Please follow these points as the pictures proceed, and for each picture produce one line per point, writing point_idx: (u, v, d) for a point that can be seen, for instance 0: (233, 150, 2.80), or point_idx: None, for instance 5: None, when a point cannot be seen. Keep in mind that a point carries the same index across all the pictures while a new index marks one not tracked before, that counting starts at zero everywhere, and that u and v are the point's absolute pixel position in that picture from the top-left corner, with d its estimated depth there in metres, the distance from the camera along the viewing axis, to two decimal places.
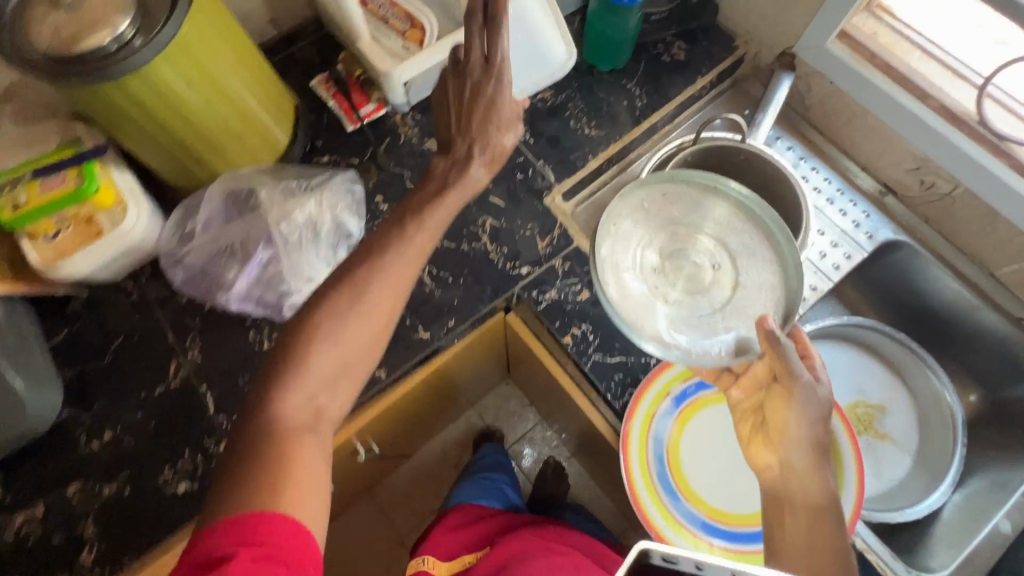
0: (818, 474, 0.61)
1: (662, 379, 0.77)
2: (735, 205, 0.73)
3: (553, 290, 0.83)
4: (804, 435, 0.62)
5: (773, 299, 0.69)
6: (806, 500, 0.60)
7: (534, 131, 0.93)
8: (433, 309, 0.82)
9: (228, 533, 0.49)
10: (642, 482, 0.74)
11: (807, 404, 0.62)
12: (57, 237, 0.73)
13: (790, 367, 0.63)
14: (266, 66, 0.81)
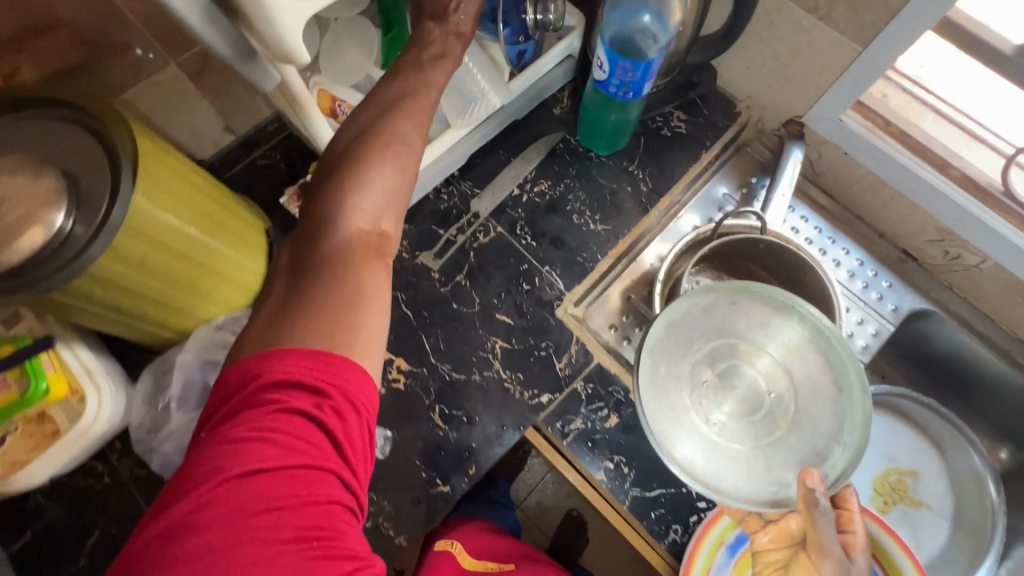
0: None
1: (714, 533, 0.70)
2: (809, 333, 0.68)
3: (578, 419, 0.76)
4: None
5: (826, 452, 0.64)
6: None
7: (536, 233, 0.85)
8: (449, 456, 0.74)
9: (302, 364, 0.46)
10: None
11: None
12: (5, 443, 0.64)
13: (823, 542, 0.58)
14: (230, 205, 0.71)
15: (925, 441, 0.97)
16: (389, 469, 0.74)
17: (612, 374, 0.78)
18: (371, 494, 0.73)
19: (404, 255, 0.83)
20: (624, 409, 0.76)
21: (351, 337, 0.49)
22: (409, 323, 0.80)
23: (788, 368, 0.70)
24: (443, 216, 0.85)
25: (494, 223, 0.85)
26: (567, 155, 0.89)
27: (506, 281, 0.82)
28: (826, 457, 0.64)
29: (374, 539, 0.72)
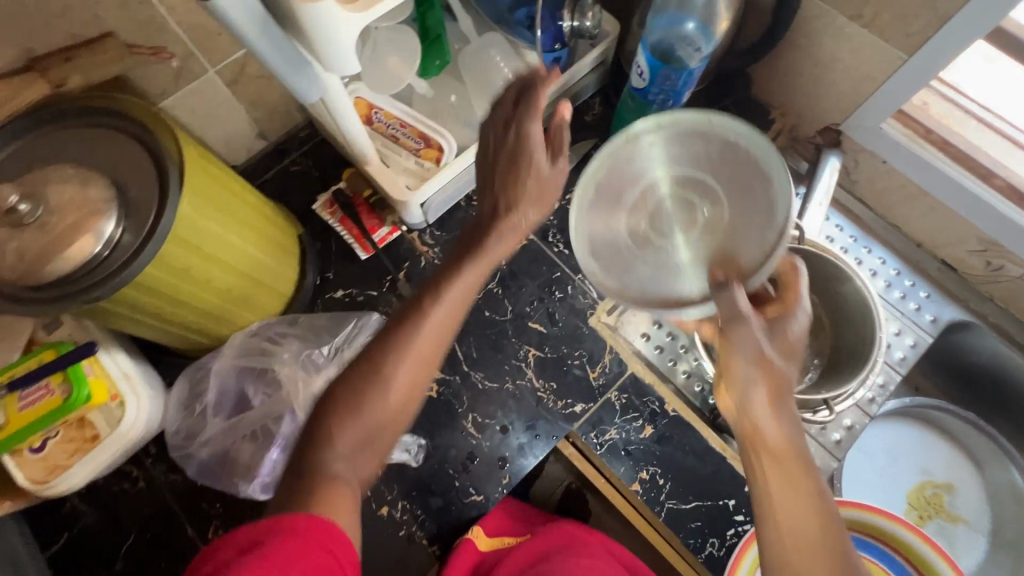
0: (799, 485, 0.44)
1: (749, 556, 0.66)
2: (704, 130, 0.56)
3: (612, 430, 0.75)
4: (760, 421, 0.46)
5: (762, 231, 0.50)
6: (772, 447, 0.45)
7: (568, 240, 0.84)
8: (483, 465, 0.74)
9: (271, 529, 0.42)
10: None
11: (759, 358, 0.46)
12: (45, 448, 0.64)
13: (738, 313, 0.45)
14: (265, 211, 0.71)
15: (961, 455, 0.95)
16: (423, 477, 0.73)
17: (646, 385, 0.77)
18: (404, 501, 0.73)
19: (436, 262, 0.83)
20: (659, 419, 0.75)
21: (329, 498, 0.45)
22: None
23: (709, 175, 0.55)
24: None
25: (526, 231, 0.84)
26: None
27: (538, 289, 0.82)
28: (754, 244, 0.50)
29: (408, 547, 0.72)
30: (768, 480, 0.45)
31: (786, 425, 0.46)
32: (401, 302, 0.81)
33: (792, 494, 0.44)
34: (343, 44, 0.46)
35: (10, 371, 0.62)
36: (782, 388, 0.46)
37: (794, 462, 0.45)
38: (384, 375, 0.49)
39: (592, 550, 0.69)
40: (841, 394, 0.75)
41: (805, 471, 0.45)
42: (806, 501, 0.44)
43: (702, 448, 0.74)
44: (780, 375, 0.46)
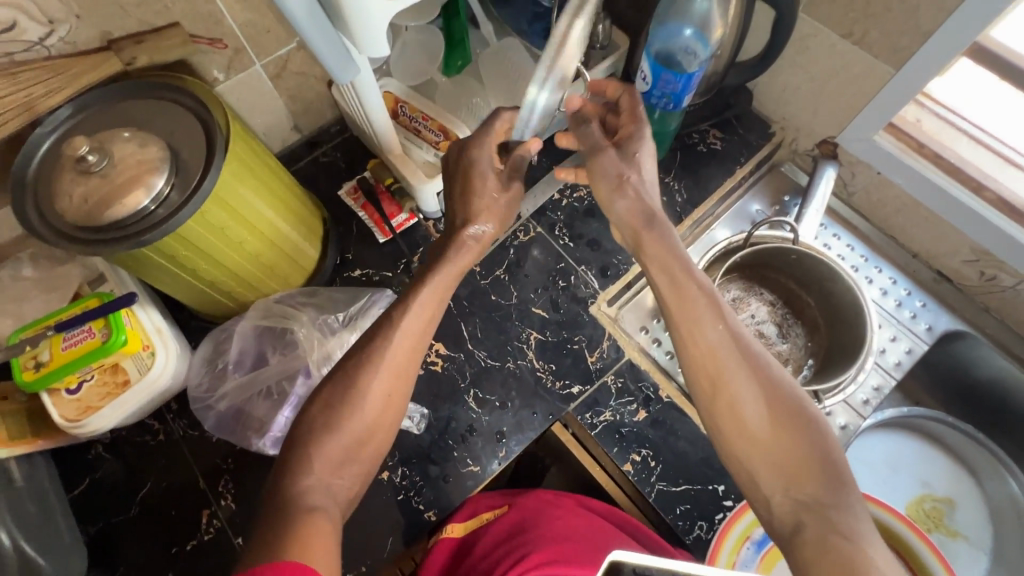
0: (685, 284, 0.58)
1: (736, 531, 0.70)
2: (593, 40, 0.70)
3: (607, 411, 0.78)
4: (652, 242, 0.61)
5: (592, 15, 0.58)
6: (659, 256, 0.60)
7: (573, 234, 0.89)
8: (482, 438, 0.77)
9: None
10: None
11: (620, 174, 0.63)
12: (80, 390, 0.69)
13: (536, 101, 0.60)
14: (296, 189, 0.77)
15: (961, 469, 0.94)
16: (424, 445, 0.77)
17: (643, 370, 0.80)
18: (403, 468, 0.76)
19: None
20: (653, 404, 0.78)
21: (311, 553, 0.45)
22: (449, 310, 0.84)
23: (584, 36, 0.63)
24: None
25: (534, 224, 0.90)
26: None
27: (543, 277, 0.86)
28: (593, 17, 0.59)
29: (405, 512, 0.74)
30: (665, 288, 0.59)
31: (668, 241, 0.60)
32: None
33: (685, 297, 0.58)
34: (375, 25, 0.53)
35: (57, 316, 0.68)
36: (643, 204, 0.62)
37: (674, 262, 0.60)
38: (359, 390, 0.56)
39: (566, 511, 0.73)
40: (837, 384, 0.79)
41: (682, 266, 0.59)
42: (695, 295, 0.57)
43: (693, 433, 0.77)
44: (648, 202, 0.62)
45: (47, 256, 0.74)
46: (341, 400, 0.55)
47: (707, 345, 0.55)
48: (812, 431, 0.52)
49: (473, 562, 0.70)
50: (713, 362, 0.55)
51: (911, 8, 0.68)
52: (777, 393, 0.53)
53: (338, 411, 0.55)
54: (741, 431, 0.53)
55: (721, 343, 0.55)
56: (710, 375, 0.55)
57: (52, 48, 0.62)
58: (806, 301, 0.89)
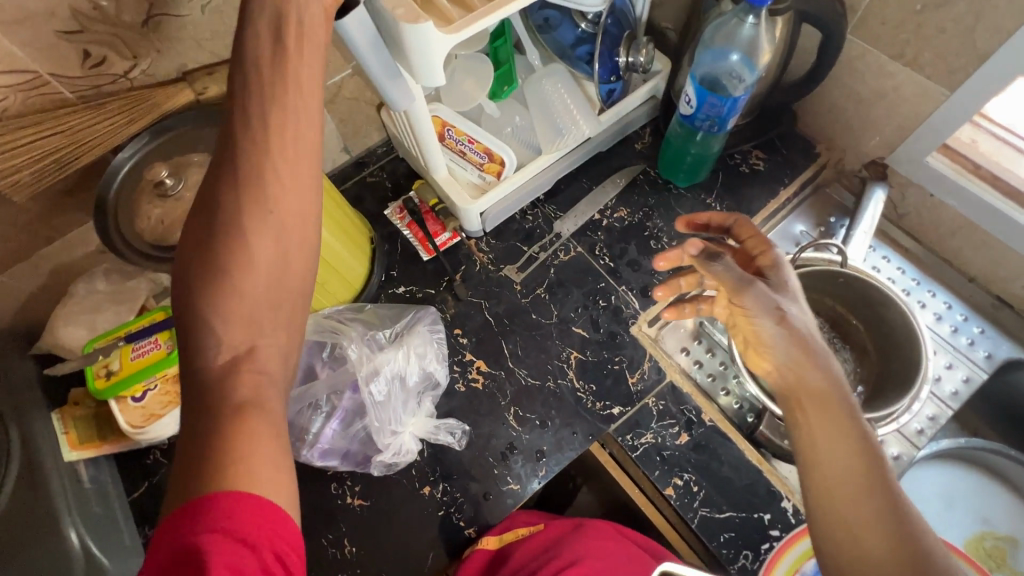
0: (839, 423, 0.49)
1: (782, 565, 0.71)
2: None
3: (649, 434, 0.78)
4: (800, 371, 0.52)
5: None
6: (813, 388, 0.51)
7: (613, 254, 0.91)
8: (522, 456, 0.78)
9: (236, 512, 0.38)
10: None
11: (770, 313, 0.55)
12: (144, 398, 0.72)
13: None
14: (347, 210, 0.81)
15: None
16: (464, 461, 0.78)
17: (684, 393, 0.80)
18: (445, 484, 0.77)
19: (489, 267, 0.91)
20: (695, 428, 0.78)
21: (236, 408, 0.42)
22: (490, 328, 0.86)
23: None
24: (527, 235, 0.93)
25: (575, 244, 0.92)
26: (646, 186, 0.95)
27: (583, 297, 0.87)
28: None
29: (445, 528, 0.75)
30: (811, 421, 0.51)
31: (826, 372, 0.52)
32: (456, 300, 0.88)
33: (835, 439, 0.48)
34: (432, 57, 0.57)
35: (127, 327, 0.73)
36: (795, 330, 0.54)
37: (829, 399, 0.50)
38: (266, 197, 0.47)
39: (601, 532, 0.74)
40: (890, 412, 0.76)
41: (842, 405, 0.50)
42: (848, 438, 0.48)
43: (737, 459, 0.76)
44: (796, 327, 0.54)
45: (118, 270, 0.79)
46: (211, 297, 0.45)
47: (847, 499, 0.46)
48: None
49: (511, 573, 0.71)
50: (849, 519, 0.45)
51: (966, 30, 0.67)
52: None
53: (225, 320, 0.45)
54: None
55: (868, 500, 0.45)
56: (854, 542, 0.45)
57: (134, 81, 0.67)
58: (854, 325, 0.88)
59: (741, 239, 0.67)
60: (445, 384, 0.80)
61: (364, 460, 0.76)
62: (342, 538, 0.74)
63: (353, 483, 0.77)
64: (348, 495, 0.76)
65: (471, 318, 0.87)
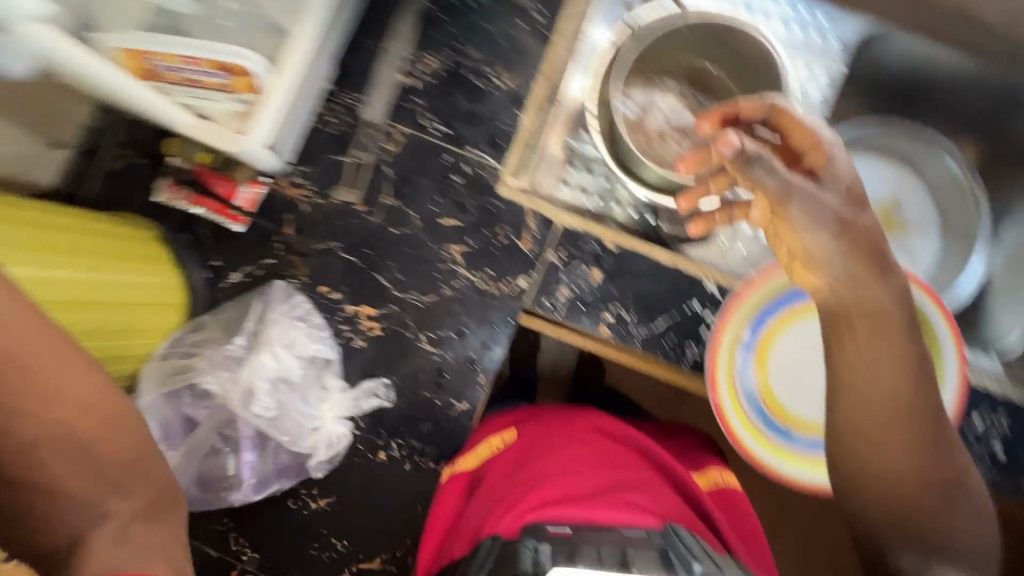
0: (891, 347, 0.44)
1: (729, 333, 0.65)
2: None
3: (563, 288, 0.72)
4: (861, 290, 0.42)
5: None
6: (869, 309, 0.43)
7: (444, 116, 0.75)
8: (456, 375, 0.72)
9: None
10: (746, 434, 0.64)
11: (830, 231, 0.41)
12: None
13: None
14: (95, 228, 0.59)
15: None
16: (403, 412, 0.72)
17: (579, 230, 0.73)
18: (396, 440, 0.71)
19: (318, 201, 0.74)
20: (604, 259, 0.72)
21: None
22: (357, 267, 0.73)
23: None
24: (340, 142, 0.75)
25: (397, 126, 0.75)
26: (442, 16, 0.76)
27: (435, 182, 0.74)
28: None
29: (419, 477, 0.71)
30: (859, 345, 0.44)
31: (891, 290, 0.43)
32: (304, 258, 0.74)
33: (871, 381, 0.44)
34: None
35: None
36: (862, 242, 0.42)
37: (889, 324, 0.43)
38: None
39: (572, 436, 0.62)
40: None
41: (900, 326, 0.44)
42: (893, 356, 0.44)
43: (653, 268, 0.73)
44: (861, 238, 0.41)
45: None
46: None
47: (878, 416, 0.45)
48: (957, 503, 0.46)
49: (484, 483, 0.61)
50: (877, 457, 0.46)
51: None
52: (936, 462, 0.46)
53: None
54: (880, 498, 0.46)
55: (900, 415, 0.45)
56: (876, 453, 0.46)
57: None
58: None
59: (782, 133, 0.46)
60: (336, 355, 0.71)
61: (300, 468, 0.69)
62: (327, 540, 0.70)
63: (309, 489, 0.71)
64: (311, 502, 0.71)
65: (330, 268, 0.74)
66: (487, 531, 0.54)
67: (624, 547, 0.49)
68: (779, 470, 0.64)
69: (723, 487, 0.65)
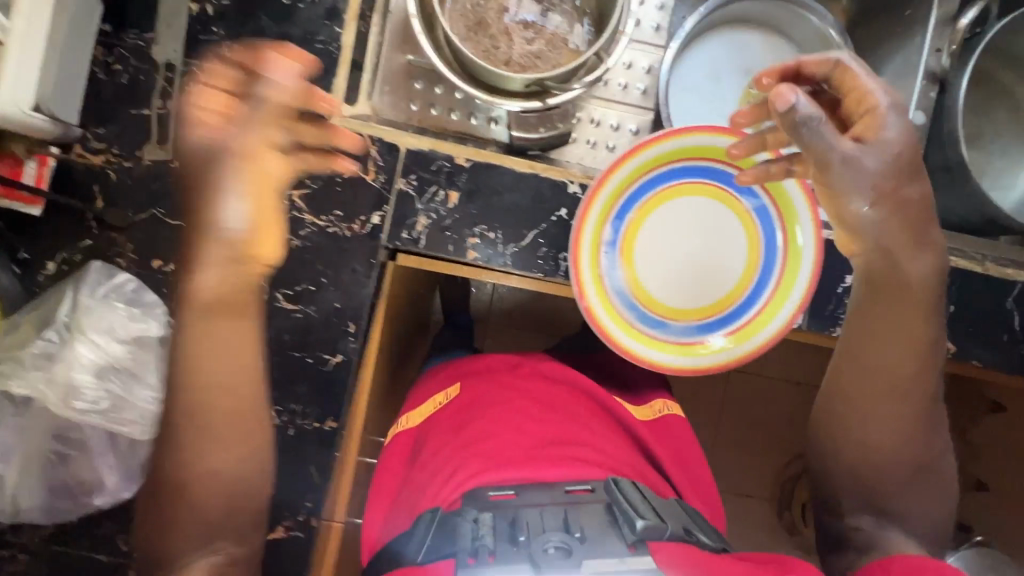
0: (904, 307, 0.58)
1: (587, 234, 0.62)
2: None
3: (421, 217, 0.67)
4: (895, 261, 0.57)
5: None
6: (901, 284, 0.57)
7: (250, 43, 0.66)
8: (324, 329, 0.67)
9: None
10: (617, 331, 0.62)
11: (865, 196, 0.54)
12: None
13: None
14: None
15: (744, 26, 0.90)
16: (275, 377, 0.67)
17: (427, 151, 0.67)
18: (274, 406, 0.67)
19: (125, 165, 0.65)
20: (459, 178, 0.67)
21: None
22: (188, 232, 0.66)
23: None
24: (134, 92, 0.65)
25: (199, 64, 0.65)
26: None
27: None
28: None
29: (307, 440, 0.68)
30: (882, 313, 0.59)
31: (923, 273, 0.57)
32: (125, 232, 0.65)
33: (884, 338, 0.59)
34: None
35: None
36: (898, 203, 0.55)
37: (913, 300, 0.58)
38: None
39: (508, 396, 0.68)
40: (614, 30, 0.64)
41: (923, 312, 0.58)
42: (911, 339, 0.58)
43: (513, 179, 0.68)
44: (889, 203, 0.55)
45: None
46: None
47: (878, 394, 0.60)
48: (919, 501, 0.62)
49: (425, 447, 0.68)
50: (858, 418, 0.61)
51: None
52: (916, 460, 0.61)
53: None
54: (854, 461, 0.62)
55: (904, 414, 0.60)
56: (858, 410, 0.61)
57: None
58: None
59: (841, 90, 0.56)
60: (171, 332, 0.65)
61: None
62: None
63: None
64: None
65: (158, 239, 0.66)
66: (431, 498, 0.62)
67: (566, 508, 0.56)
68: (658, 361, 0.63)
69: (664, 415, 0.74)
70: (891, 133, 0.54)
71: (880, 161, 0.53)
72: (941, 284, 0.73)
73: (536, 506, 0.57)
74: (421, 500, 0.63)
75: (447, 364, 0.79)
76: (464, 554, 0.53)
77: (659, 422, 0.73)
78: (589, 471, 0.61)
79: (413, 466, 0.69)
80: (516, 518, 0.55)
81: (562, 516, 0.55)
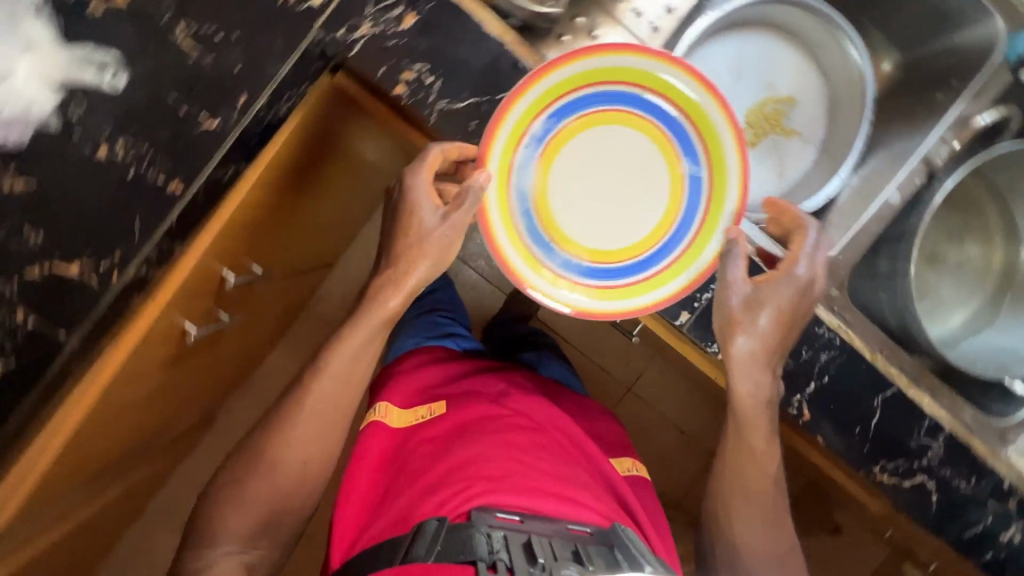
0: (764, 431, 0.67)
1: (511, 118, 0.56)
2: None
3: (365, 24, 0.62)
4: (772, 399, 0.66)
5: None
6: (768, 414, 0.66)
7: None
8: (215, 87, 0.62)
9: None
10: (499, 227, 0.58)
11: (745, 328, 0.62)
12: None
13: None
14: None
15: (781, 36, 0.87)
16: (139, 109, 0.61)
17: None
18: (125, 138, 0.61)
19: None
20: (421, 5, 0.61)
21: None
22: None
23: None
24: None
25: None
26: None
27: None
28: None
29: (145, 191, 0.62)
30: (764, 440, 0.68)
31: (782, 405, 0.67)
32: None
33: (752, 458, 0.69)
34: None
35: None
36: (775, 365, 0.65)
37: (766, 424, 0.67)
38: None
39: (483, 421, 0.69)
40: None
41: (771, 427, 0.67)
42: (771, 462, 0.69)
43: (476, 36, 0.62)
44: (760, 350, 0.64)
45: None
46: None
47: (750, 506, 0.69)
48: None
49: (407, 454, 0.69)
50: (738, 529, 0.70)
51: None
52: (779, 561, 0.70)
53: None
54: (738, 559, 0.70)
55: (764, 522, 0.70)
56: (735, 509, 0.70)
57: None
58: None
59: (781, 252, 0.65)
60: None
61: None
62: (13, 227, 0.61)
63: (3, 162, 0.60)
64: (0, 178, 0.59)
65: None
66: (430, 510, 0.59)
67: (575, 543, 0.55)
68: (526, 278, 0.59)
69: (632, 475, 0.78)
70: (779, 294, 0.62)
71: (765, 318, 0.62)
72: (826, 352, 0.71)
73: (541, 535, 0.55)
74: (412, 509, 0.60)
75: (408, 369, 0.84)
76: (483, 564, 0.51)
77: (629, 480, 0.77)
78: (588, 515, 0.60)
79: (398, 467, 0.68)
80: (529, 542, 0.54)
81: (572, 547, 0.54)
